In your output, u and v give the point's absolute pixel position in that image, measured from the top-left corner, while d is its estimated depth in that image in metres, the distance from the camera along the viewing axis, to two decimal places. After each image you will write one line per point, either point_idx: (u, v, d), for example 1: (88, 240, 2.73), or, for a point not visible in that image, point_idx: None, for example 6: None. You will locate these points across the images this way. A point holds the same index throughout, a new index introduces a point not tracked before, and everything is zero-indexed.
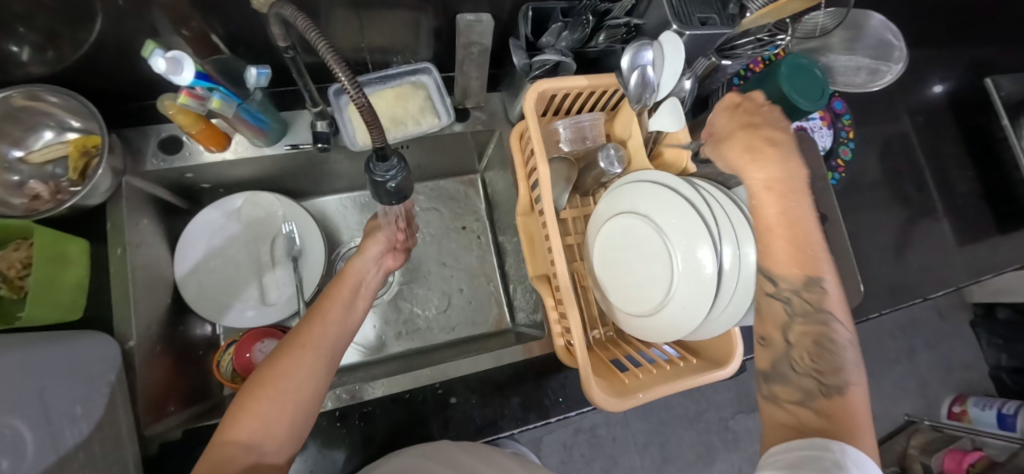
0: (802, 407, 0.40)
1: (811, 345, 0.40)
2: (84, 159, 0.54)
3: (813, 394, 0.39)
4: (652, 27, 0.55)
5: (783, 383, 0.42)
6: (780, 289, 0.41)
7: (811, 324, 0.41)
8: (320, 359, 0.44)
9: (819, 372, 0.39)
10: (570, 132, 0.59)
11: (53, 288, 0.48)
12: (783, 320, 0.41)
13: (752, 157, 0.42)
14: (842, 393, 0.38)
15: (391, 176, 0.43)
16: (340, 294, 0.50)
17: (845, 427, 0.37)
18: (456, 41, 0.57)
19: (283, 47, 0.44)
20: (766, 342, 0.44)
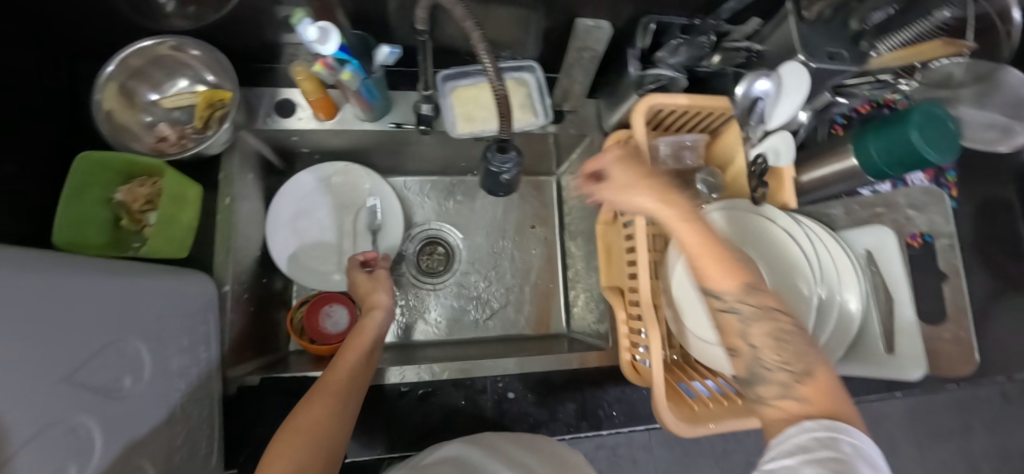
0: (791, 401, 0.35)
1: (770, 331, 0.37)
2: (209, 111, 0.57)
3: (792, 383, 0.35)
4: (775, 54, 0.54)
5: (762, 383, 0.36)
6: (725, 303, 0.38)
7: (766, 322, 0.37)
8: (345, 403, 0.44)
9: (791, 364, 0.36)
10: (669, 149, 0.59)
11: (170, 225, 0.52)
12: (740, 329, 0.37)
13: (637, 170, 0.43)
14: (812, 376, 0.35)
15: (506, 169, 0.44)
16: (358, 342, 0.51)
17: (827, 404, 0.33)
18: (570, 44, 0.58)
19: (419, 30, 0.47)
20: (736, 355, 0.39)
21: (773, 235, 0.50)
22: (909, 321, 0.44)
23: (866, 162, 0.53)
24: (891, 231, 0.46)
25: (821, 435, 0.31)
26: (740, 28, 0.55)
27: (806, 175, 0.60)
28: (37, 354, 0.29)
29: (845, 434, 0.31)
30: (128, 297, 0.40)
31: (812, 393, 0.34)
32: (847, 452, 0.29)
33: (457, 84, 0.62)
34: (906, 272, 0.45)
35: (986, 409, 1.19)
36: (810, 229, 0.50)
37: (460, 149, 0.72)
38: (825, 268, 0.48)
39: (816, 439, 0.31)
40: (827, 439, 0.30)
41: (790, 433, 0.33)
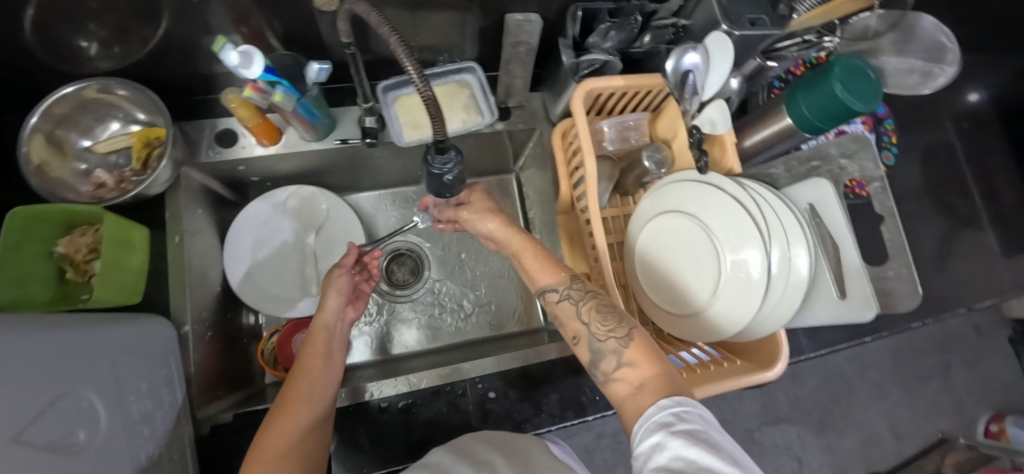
0: (625, 370, 0.39)
1: (593, 307, 0.44)
2: (147, 150, 0.56)
3: (621, 349, 0.40)
4: (700, 28, 0.55)
5: (602, 357, 0.41)
6: (558, 295, 0.47)
7: (589, 300, 0.45)
8: (324, 370, 0.48)
9: (616, 332, 0.42)
10: (614, 132, 0.60)
11: (118, 271, 0.51)
12: (573, 311, 0.45)
13: (501, 225, 0.54)
14: (632, 337, 0.41)
15: (448, 169, 0.44)
16: (332, 304, 0.55)
17: (668, 389, 0.35)
18: (503, 40, 0.58)
19: (345, 43, 0.46)
20: (579, 341, 0.44)
21: (716, 200, 0.52)
22: (855, 266, 0.46)
23: (800, 120, 0.54)
24: (829, 182, 0.48)
25: (676, 409, 0.32)
26: (666, 6, 0.57)
27: (750, 140, 0.61)
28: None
29: (692, 407, 0.32)
30: (73, 352, 0.39)
31: (636, 354, 0.40)
32: (702, 423, 0.30)
33: (399, 92, 0.62)
34: (845, 219, 0.47)
35: (962, 344, 1.25)
36: (756, 192, 0.51)
37: (414, 159, 0.72)
38: (772, 227, 0.49)
39: (674, 414, 0.31)
40: (684, 412, 0.31)
41: (648, 412, 0.33)
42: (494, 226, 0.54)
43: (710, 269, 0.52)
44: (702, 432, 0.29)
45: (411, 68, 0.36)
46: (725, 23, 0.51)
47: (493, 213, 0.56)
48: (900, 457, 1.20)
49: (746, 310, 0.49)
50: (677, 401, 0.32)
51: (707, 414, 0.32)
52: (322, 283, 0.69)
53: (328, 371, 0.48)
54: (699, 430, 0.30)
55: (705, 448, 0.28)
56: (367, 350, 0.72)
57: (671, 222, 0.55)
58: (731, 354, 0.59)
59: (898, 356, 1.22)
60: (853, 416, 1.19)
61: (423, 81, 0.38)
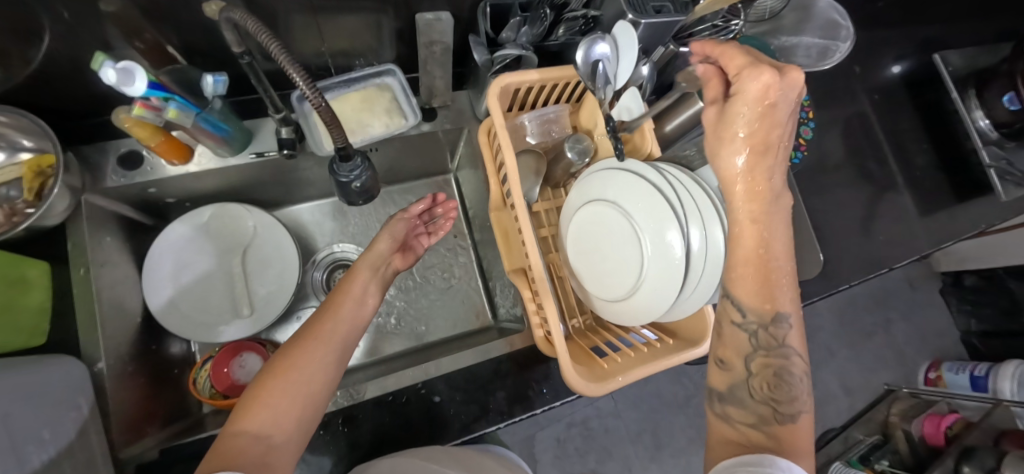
0: (753, 431, 0.39)
1: (772, 374, 0.40)
2: (40, 180, 0.52)
3: (770, 420, 0.39)
4: (609, 17, 0.56)
5: (734, 405, 0.41)
6: (780, 322, 0.40)
7: (773, 357, 0.40)
8: (328, 348, 0.47)
9: (776, 399, 0.39)
10: (536, 126, 0.60)
11: (13, 314, 0.47)
12: (747, 348, 0.40)
13: (756, 150, 0.35)
14: (796, 418, 0.38)
15: (356, 176, 0.43)
16: (353, 289, 0.56)
17: (790, 447, 0.37)
18: (417, 41, 0.57)
19: (237, 52, 0.44)
20: (723, 367, 0.43)
21: (637, 187, 0.53)
22: None
23: None
24: None
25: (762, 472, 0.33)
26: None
27: None
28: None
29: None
30: None
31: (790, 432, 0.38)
32: None
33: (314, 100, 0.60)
34: None
35: (898, 300, 1.33)
36: (673, 176, 0.53)
37: None
38: (688, 208, 0.51)
39: None
40: None
41: None
42: (740, 169, 0.36)
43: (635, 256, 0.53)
44: None
45: (302, 81, 0.36)
46: (631, 14, 0.52)
47: (767, 151, 0.36)
48: (851, 412, 1.27)
49: (670, 291, 0.50)
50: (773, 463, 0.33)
51: None
52: (253, 303, 0.66)
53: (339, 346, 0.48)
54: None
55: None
56: None
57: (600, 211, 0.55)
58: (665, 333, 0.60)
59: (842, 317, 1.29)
60: None
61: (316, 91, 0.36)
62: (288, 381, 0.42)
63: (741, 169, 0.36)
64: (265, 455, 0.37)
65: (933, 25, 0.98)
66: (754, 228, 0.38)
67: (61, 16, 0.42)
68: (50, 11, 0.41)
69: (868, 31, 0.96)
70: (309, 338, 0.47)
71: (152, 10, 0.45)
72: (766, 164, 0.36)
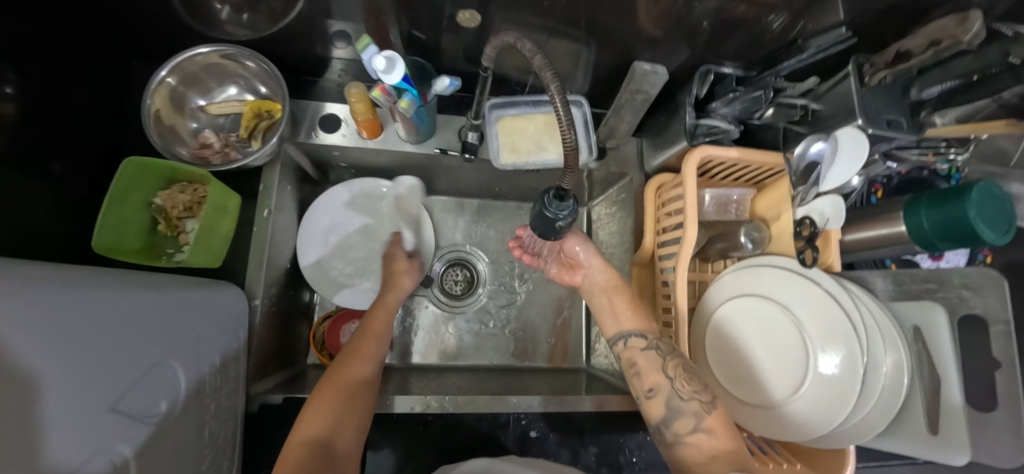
0: (701, 435, 0.44)
1: (680, 365, 0.49)
2: (255, 121, 0.56)
3: (702, 415, 0.45)
4: (830, 115, 0.53)
5: (678, 417, 0.46)
6: (645, 343, 0.52)
7: (676, 356, 0.50)
8: (361, 371, 0.51)
9: (698, 395, 0.46)
10: (714, 203, 0.60)
11: (210, 236, 0.52)
12: (658, 363, 0.49)
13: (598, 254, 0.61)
14: (715, 406, 0.46)
15: (562, 216, 0.43)
16: (377, 320, 0.58)
17: (737, 464, 0.40)
18: (622, 86, 0.57)
19: (485, 66, 0.46)
20: (655, 395, 0.48)
21: (814, 296, 0.50)
22: (956, 406, 0.43)
23: (914, 230, 0.52)
24: (943, 309, 0.46)
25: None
26: (796, 86, 0.55)
27: (850, 236, 0.59)
28: (75, 390, 0.28)
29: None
30: (169, 317, 0.40)
31: (714, 423, 0.45)
32: None
33: (503, 113, 0.62)
34: (953, 348, 0.44)
35: None
36: (857, 296, 0.50)
37: (497, 177, 0.71)
38: (872, 337, 0.48)
39: None
40: None
41: None
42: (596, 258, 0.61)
43: (794, 364, 0.51)
44: None
45: (555, 95, 0.36)
46: (861, 118, 0.48)
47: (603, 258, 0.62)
48: None
49: (835, 417, 0.47)
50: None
51: None
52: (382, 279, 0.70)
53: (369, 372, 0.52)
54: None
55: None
56: (409, 354, 0.73)
57: (756, 312, 0.53)
58: (790, 455, 0.55)
59: None
60: None
61: (567, 118, 0.35)
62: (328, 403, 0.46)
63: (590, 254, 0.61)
64: (329, 455, 0.42)
65: None
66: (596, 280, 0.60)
67: None
68: None
69: None
70: (349, 356, 0.52)
71: None
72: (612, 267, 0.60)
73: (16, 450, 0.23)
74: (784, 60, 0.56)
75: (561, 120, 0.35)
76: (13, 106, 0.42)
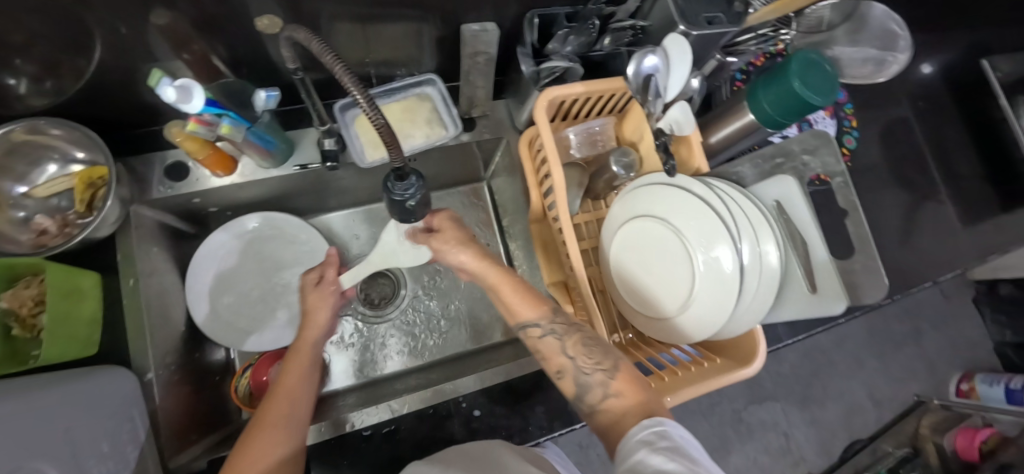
0: (612, 399, 0.41)
1: (579, 341, 0.45)
2: (90, 191, 0.53)
3: (608, 382, 0.42)
4: (658, 28, 0.55)
5: (588, 390, 0.43)
6: (541, 330, 0.47)
7: (575, 335, 0.46)
8: (281, 440, 0.43)
9: (602, 364, 0.43)
10: (581, 138, 0.60)
11: (71, 324, 0.48)
12: (558, 347, 0.46)
13: (476, 257, 0.52)
14: (619, 370, 0.43)
15: (410, 194, 0.43)
16: (296, 367, 0.50)
17: (647, 413, 0.38)
18: (461, 51, 0.56)
19: (292, 69, 0.44)
20: (564, 375, 0.46)
21: (688, 203, 0.52)
22: (822, 260, 0.46)
23: (760, 115, 0.54)
24: (792, 178, 0.48)
25: (656, 429, 0.35)
26: (623, 7, 0.55)
27: (714, 137, 0.62)
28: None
29: (671, 425, 0.35)
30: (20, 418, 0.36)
31: (623, 385, 0.42)
32: (679, 441, 0.33)
33: (356, 111, 0.60)
34: (810, 212, 0.47)
35: (927, 309, 1.30)
36: (722, 190, 0.52)
37: (380, 176, 0.70)
38: (741, 224, 0.49)
39: (654, 433, 0.34)
40: (665, 432, 0.34)
41: (633, 432, 0.36)
42: (470, 259, 0.52)
43: (686, 272, 0.52)
44: (678, 449, 0.32)
45: (358, 93, 0.35)
46: (682, 24, 0.50)
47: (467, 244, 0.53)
48: (878, 423, 1.23)
49: (725, 311, 0.49)
50: (657, 421, 0.35)
51: (685, 433, 0.35)
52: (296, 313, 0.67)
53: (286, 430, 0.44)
54: (674, 445, 0.33)
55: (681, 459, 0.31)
56: (346, 374, 0.70)
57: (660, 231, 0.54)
58: (713, 353, 0.59)
59: (872, 326, 1.26)
60: (833, 388, 1.22)
61: (372, 105, 0.36)
62: None
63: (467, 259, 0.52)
64: None
65: (980, 29, 0.93)
66: (478, 277, 0.52)
67: (119, 31, 0.42)
68: (107, 24, 0.41)
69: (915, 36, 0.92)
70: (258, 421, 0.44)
71: (203, 22, 0.45)
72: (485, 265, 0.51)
73: None
74: None
75: (360, 103, 0.35)
76: None
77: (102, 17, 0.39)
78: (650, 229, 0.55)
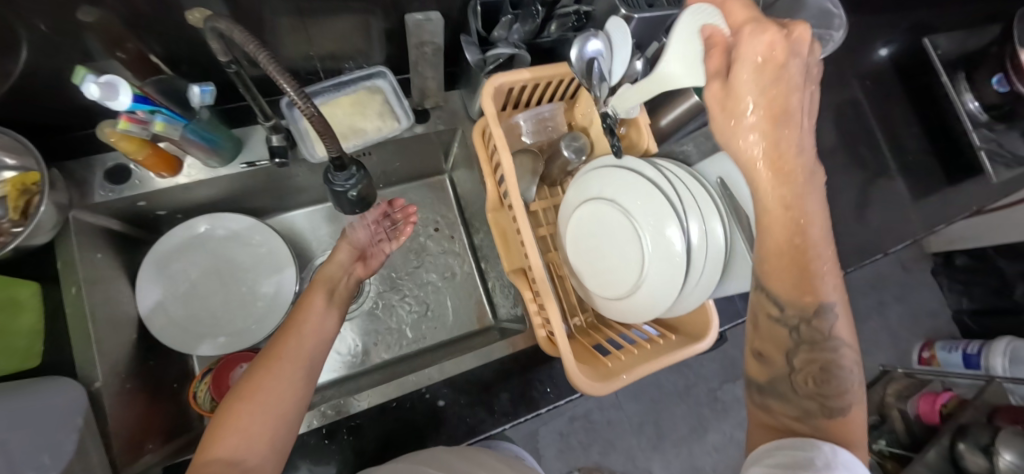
0: (793, 421, 0.38)
1: (814, 371, 0.38)
2: (25, 198, 0.50)
3: (814, 412, 0.37)
4: (602, 13, 0.56)
5: (778, 399, 0.39)
6: (776, 310, 0.38)
7: (812, 344, 0.38)
8: (297, 367, 0.45)
9: (820, 389, 0.37)
10: (532, 124, 0.60)
11: (8, 336, 0.46)
12: (784, 340, 0.38)
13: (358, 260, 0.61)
14: (847, 410, 0.36)
15: (351, 185, 0.43)
16: (314, 306, 0.52)
17: (844, 436, 0.36)
18: (406, 42, 0.56)
19: (224, 62, 0.42)
20: (760, 358, 0.41)
21: (639, 184, 0.52)
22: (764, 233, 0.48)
23: None
24: None
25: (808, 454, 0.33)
26: None
27: None
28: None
29: (834, 458, 0.32)
30: None
31: (833, 418, 0.36)
32: (826, 470, 0.31)
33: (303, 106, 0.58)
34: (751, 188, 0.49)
35: (888, 282, 1.35)
36: (669, 171, 0.53)
37: None
38: (689, 203, 0.50)
39: (804, 453, 0.33)
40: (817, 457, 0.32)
41: (783, 443, 0.35)
42: (761, 157, 0.32)
43: (636, 254, 0.53)
44: (818, 471, 0.31)
45: (292, 91, 0.33)
46: (622, 8, 0.51)
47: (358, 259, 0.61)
48: None
49: (675, 287, 0.50)
50: (822, 450, 0.33)
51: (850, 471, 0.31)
52: (257, 313, 0.67)
53: (306, 365, 0.46)
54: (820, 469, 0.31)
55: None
56: None
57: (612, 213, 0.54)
58: (668, 330, 0.60)
59: None
60: None
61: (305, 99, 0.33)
62: (249, 416, 0.39)
63: (762, 146, 0.32)
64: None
65: (921, 9, 0.97)
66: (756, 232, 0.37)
67: (40, 30, 0.41)
68: (25, 22, 0.39)
69: (860, 17, 0.95)
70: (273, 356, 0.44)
71: (131, 18, 0.43)
72: (781, 134, 0.31)
73: None
74: None
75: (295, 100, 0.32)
76: None
77: (18, 15, 0.38)
78: (604, 211, 0.54)
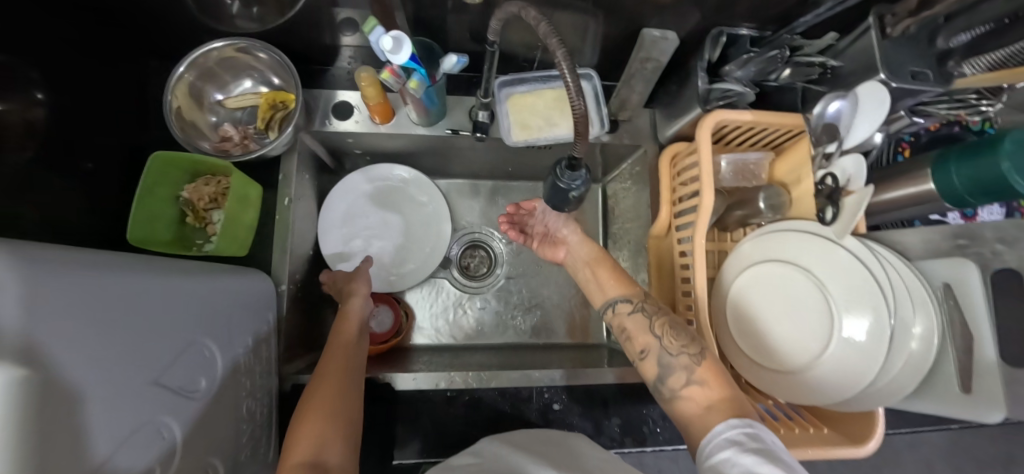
0: (695, 387, 0.42)
1: (666, 323, 0.47)
2: (271, 112, 0.58)
3: (692, 367, 0.43)
4: (851, 71, 0.51)
5: (671, 373, 0.44)
6: (632, 307, 0.50)
7: (690, 341, 0.45)
8: (346, 376, 0.47)
9: (687, 348, 0.44)
10: (732, 167, 0.59)
11: (235, 225, 0.54)
12: (646, 326, 0.48)
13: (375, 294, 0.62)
14: (704, 356, 0.44)
15: (575, 186, 0.44)
16: (346, 331, 0.54)
17: (737, 409, 0.38)
18: (632, 55, 0.56)
19: (490, 41, 0.46)
20: (647, 356, 0.46)
21: (843, 260, 0.48)
22: (989, 360, 0.42)
23: (946, 187, 0.49)
24: (977, 266, 0.43)
25: (747, 430, 0.35)
26: (813, 43, 0.54)
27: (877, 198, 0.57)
28: (115, 369, 0.28)
29: (760, 429, 0.35)
30: (204, 298, 0.41)
31: (705, 373, 0.42)
32: (763, 444, 0.33)
33: (513, 90, 0.61)
34: (989, 304, 0.42)
35: None
36: (883, 256, 0.48)
37: (508, 156, 0.71)
38: (899, 294, 0.46)
39: (742, 432, 0.34)
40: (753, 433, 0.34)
41: (715, 430, 0.36)
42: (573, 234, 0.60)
43: (821, 331, 0.49)
44: (767, 450, 0.32)
45: (566, 71, 0.35)
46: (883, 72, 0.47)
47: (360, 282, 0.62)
48: None
49: (863, 378, 0.46)
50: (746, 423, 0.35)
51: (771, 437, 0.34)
52: (410, 263, 0.72)
53: (352, 374, 0.47)
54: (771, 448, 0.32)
55: (776, 464, 0.30)
56: (432, 332, 0.74)
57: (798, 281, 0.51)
58: (817, 419, 0.56)
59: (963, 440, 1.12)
60: None
61: (576, 88, 0.35)
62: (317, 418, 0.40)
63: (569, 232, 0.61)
64: None
65: None
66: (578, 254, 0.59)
67: None
68: None
69: None
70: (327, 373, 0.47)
71: None
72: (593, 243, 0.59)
73: (55, 434, 0.22)
74: (799, 18, 0.53)
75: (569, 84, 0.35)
76: (48, 103, 0.45)
77: None
78: (785, 278, 0.52)
